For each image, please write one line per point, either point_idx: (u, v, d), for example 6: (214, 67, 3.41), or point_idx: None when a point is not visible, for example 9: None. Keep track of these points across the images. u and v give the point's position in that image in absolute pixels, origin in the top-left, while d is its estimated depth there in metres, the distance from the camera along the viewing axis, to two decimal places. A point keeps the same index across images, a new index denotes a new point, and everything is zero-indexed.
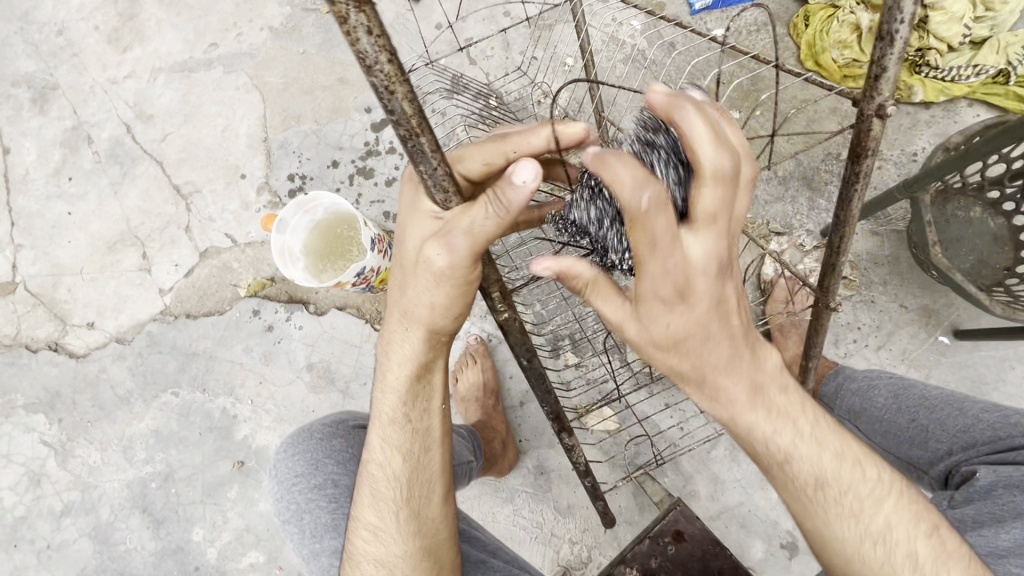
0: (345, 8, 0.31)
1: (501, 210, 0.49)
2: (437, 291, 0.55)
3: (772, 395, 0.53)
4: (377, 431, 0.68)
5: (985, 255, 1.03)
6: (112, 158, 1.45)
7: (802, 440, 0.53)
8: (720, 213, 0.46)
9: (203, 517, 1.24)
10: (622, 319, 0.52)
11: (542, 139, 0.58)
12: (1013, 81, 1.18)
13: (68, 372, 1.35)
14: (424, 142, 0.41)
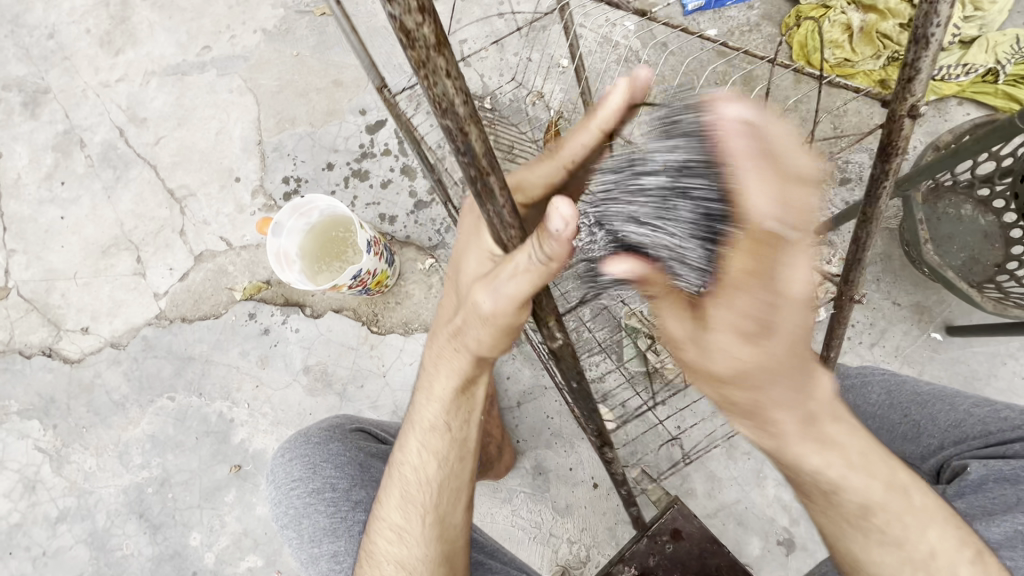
0: (423, 51, 0.29)
1: (545, 260, 0.46)
2: (486, 328, 0.55)
3: (824, 424, 0.50)
4: (416, 434, 0.68)
5: (977, 252, 1.04)
6: (105, 162, 1.45)
7: (852, 472, 0.51)
8: (815, 211, 0.41)
9: (201, 521, 1.24)
10: (683, 334, 0.46)
11: (589, 140, 0.56)
12: (1002, 80, 1.19)
13: (62, 377, 1.34)
14: (495, 184, 0.39)
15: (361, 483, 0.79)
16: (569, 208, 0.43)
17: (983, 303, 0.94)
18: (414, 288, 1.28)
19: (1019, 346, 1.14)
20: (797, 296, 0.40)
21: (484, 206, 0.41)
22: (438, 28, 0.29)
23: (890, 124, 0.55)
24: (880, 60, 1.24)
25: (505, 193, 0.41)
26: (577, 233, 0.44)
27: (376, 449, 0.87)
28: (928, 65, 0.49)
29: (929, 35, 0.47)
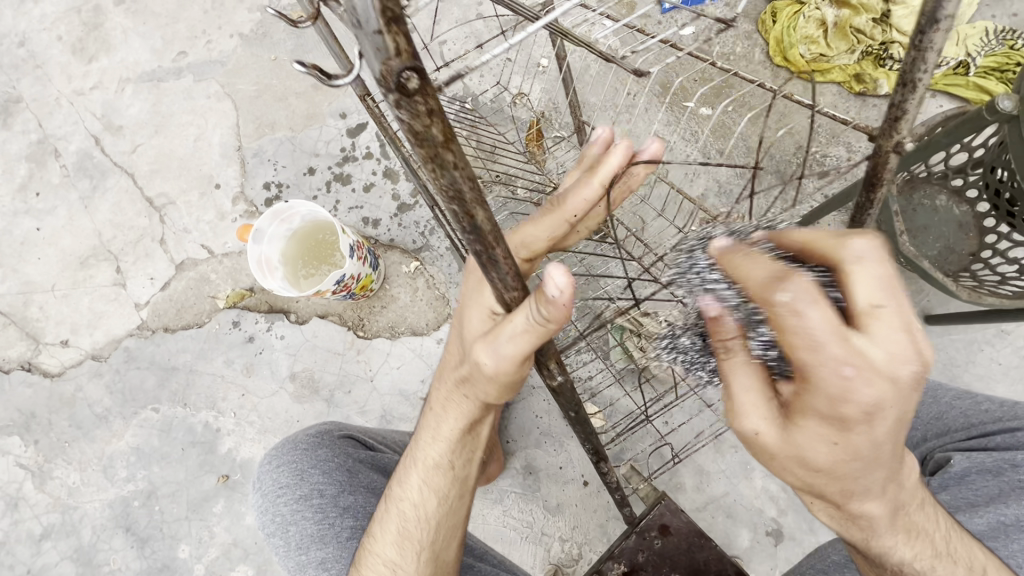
0: (431, 148, 0.29)
1: (543, 320, 0.47)
2: (490, 381, 0.57)
3: (910, 514, 0.53)
4: (418, 471, 0.67)
5: (953, 243, 1.06)
6: (81, 171, 1.42)
7: (939, 560, 0.54)
8: (885, 301, 0.40)
9: (189, 533, 1.22)
10: (760, 429, 0.48)
11: (593, 193, 0.60)
12: (973, 73, 1.22)
13: (42, 392, 1.31)
14: (499, 256, 0.40)
15: (348, 489, 0.79)
16: (565, 276, 0.45)
17: (957, 291, 0.96)
18: (400, 292, 1.28)
19: (995, 333, 1.17)
20: (883, 387, 0.40)
21: (488, 274, 0.42)
22: (447, 125, 0.29)
23: (876, 158, 0.53)
24: (853, 55, 1.27)
25: (509, 263, 0.42)
26: (574, 299, 0.46)
27: (364, 455, 0.86)
28: (914, 108, 0.47)
29: (918, 79, 0.45)
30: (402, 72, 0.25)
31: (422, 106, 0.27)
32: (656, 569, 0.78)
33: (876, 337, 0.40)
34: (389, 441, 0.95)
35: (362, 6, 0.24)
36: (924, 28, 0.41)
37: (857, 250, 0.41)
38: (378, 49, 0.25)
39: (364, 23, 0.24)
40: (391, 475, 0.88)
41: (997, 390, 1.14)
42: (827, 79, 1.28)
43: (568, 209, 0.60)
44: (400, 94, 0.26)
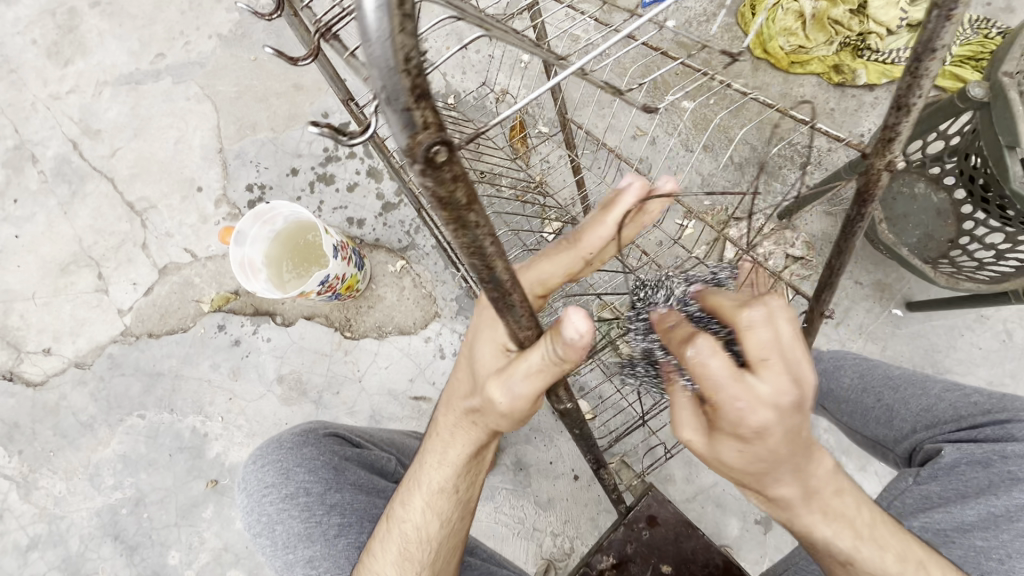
0: (455, 212, 0.29)
1: (558, 358, 0.48)
2: (500, 415, 0.56)
3: (828, 496, 0.53)
4: (422, 494, 0.66)
5: (931, 230, 1.08)
6: (59, 177, 1.40)
7: (862, 542, 0.55)
8: (770, 352, 0.45)
9: (179, 539, 1.21)
10: (691, 439, 0.51)
11: (608, 231, 0.60)
12: (949, 61, 1.24)
13: (25, 402, 1.30)
14: (515, 301, 0.40)
15: (334, 486, 0.78)
16: (583, 318, 0.45)
17: (936, 276, 0.98)
18: (386, 291, 1.27)
19: (975, 318, 1.18)
20: (769, 416, 0.44)
21: (504, 317, 0.43)
22: (471, 190, 0.29)
23: (867, 176, 0.53)
24: (832, 47, 1.28)
25: (525, 306, 0.42)
26: (591, 340, 0.47)
27: (351, 452, 0.85)
28: (908, 129, 0.48)
29: (912, 103, 0.45)
30: (430, 147, 0.25)
31: (447, 177, 0.27)
32: (645, 561, 0.79)
33: (765, 377, 0.45)
34: (377, 439, 0.94)
35: (393, 91, 0.24)
36: (920, 57, 0.42)
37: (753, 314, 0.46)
38: (406, 127, 0.25)
39: (396, 104, 0.24)
40: (380, 472, 0.87)
41: (978, 374, 1.16)
42: (807, 71, 1.30)
43: (584, 246, 0.60)
44: (427, 165, 0.26)
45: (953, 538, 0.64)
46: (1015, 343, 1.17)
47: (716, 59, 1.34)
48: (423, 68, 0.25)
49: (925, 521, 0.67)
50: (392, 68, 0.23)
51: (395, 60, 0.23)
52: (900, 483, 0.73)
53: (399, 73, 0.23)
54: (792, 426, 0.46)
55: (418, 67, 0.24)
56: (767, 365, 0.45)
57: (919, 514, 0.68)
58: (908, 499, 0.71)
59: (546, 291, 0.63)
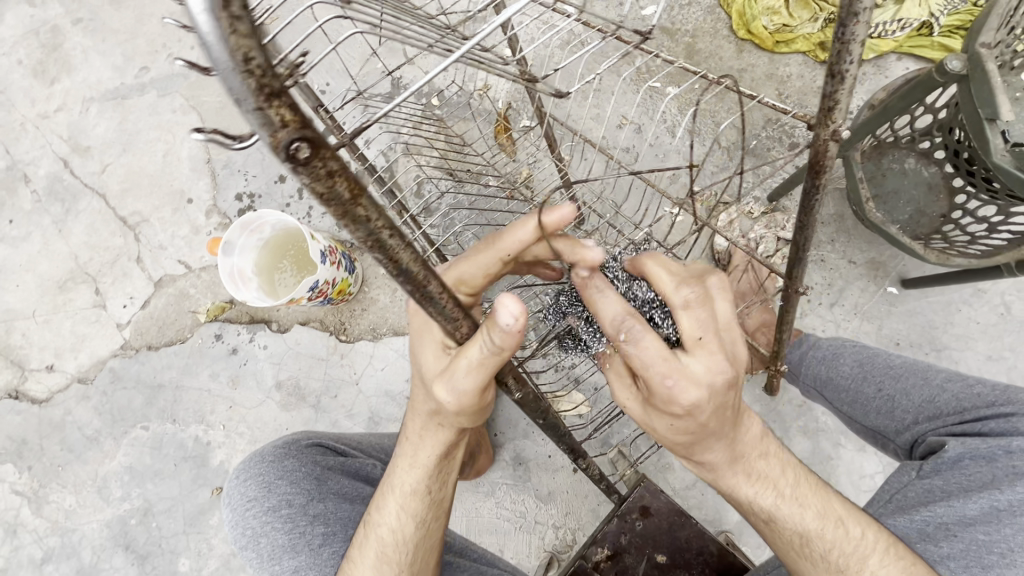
0: (339, 208, 0.31)
1: (498, 346, 0.48)
2: (459, 413, 0.57)
3: (753, 460, 0.61)
4: (395, 497, 0.65)
5: (923, 206, 1.06)
6: (52, 196, 1.41)
7: (784, 501, 0.61)
8: (705, 334, 0.55)
9: (188, 546, 1.23)
10: (627, 403, 0.60)
11: (529, 233, 0.58)
12: (937, 32, 1.21)
13: (32, 419, 1.31)
14: (433, 291, 0.41)
15: (318, 496, 0.75)
16: (516, 304, 0.46)
17: (925, 254, 0.98)
18: (379, 293, 1.28)
19: (972, 292, 1.17)
20: (700, 392, 0.53)
21: (427, 308, 0.43)
22: (353, 182, 0.31)
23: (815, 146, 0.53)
24: (817, 24, 1.26)
25: (447, 295, 0.43)
26: (526, 326, 0.47)
27: (335, 460, 0.81)
28: (846, 97, 0.47)
29: (845, 70, 0.45)
30: (292, 144, 0.27)
31: (322, 169, 0.29)
32: (639, 551, 0.79)
33: (697, 357, 0.54)
34: (363, 445, 0.90)
35: (239, 92, 0.26)
36: (844, 21, 0.42)
37: (682, 297, 0.56)
38: (266, 125, 0.27)
39: (247, 105, 0.26)
40: (366, 479, 0.83)
41: (977, 349, 1.15)
42: (792, 51, 1.28)
43: (502, 246, 0.59)
44: (295, 164, 0.28)
45: (953, 532, 0.61)
46: (1014, 316, 1.16)
47: (700, 44, 1.32)
48: (274, 70, 0.26)
49: (926, 515, 0.64)
50: (234, 72, 0.25)
51: (235, 61, 0.25)
52: (901, 477, 0.72)
53: (243, 74, 0.25)
54: (717, 402, 0.54)
55: (263, 67, 0.26)
56: (698, 346, 0.54)
57: (917, 506, 0.66)
58: (907, 491, 0.69)
59: (472, 290, 0.62)
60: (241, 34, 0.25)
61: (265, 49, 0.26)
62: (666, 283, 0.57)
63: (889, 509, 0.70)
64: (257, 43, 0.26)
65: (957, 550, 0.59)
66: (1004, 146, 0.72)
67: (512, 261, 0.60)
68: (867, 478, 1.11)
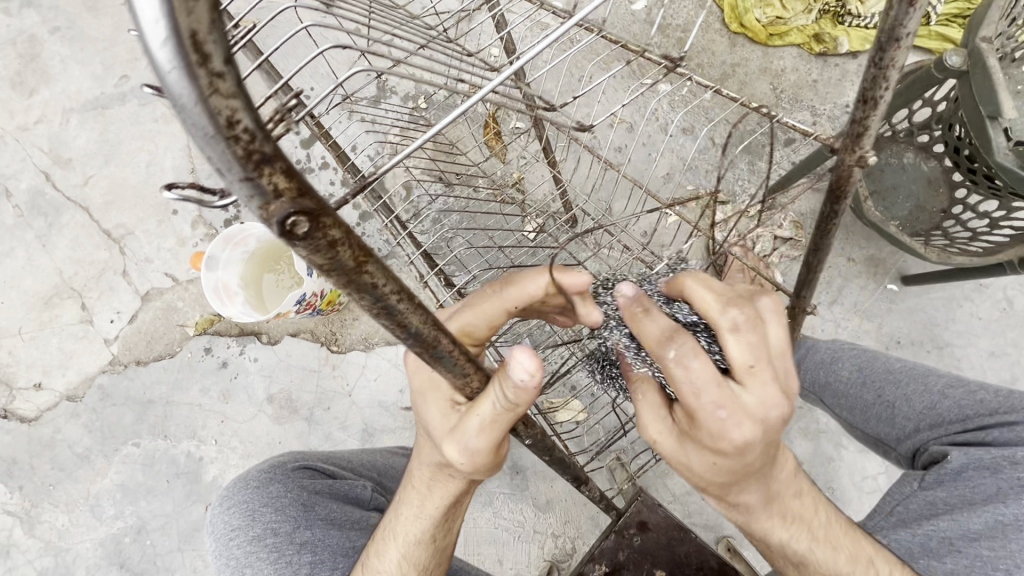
0: (339, 278, 0.29)
1: (510, 402, 0.47)
2: (468, 467, 0.54)
3: (788, 501, 0.55)
4: (397, 544, 0.62)
5: (923, 202, 1.04)
6: (35, 210, 1.39)
7: (817, 543, 0.55)
8: (756, 362, 0.47)
9: (183, 564, 1.22)
10: (659, 438, 0.51)
11: (540, 288, 0.57)
12: (935, 22, 1.18)
13: (21, 438, 1.29)
14: (444, 351, 0.39)
15: (304, 523, 0.73)
16: (530, 357, 0.45)
17: (926, 253, 0.99)
18: None
19: (973, 287, 1.15)
20: (751, 430, 0.46)
21: (436, 368, 0.41)
22: (358, 249, 0.28)
23: (839, 170, 0.58)
24: (812, 15, 1.23)
25: (458, 352, 0.40)
26: (541, 382, 0.46)
27: (322, 483, 0.79)
28: (876, 122, 0.53)
29: (878, 96, 0.51)
30: (286, 217, 0.25)
31: (324, 240, 0.26)
32: (638, 567, 0.77)
33: (752, 387, 0.46)
34: (354, 466, 0.88)
35: (223, 160, 0.23)
36: (885, 45, 0.47)
37: (728, 320, 0.48)
38: (254, 196, 0.24)
39: (233, 173, 0.24)
40: (356, 503, 0.80)
41: (979, 345, 1.13)
42: (786, 44, 1.25)
43: (507, 298, 0.57)
44: (289, 237, 0.25)
45: (957, 547, 0.59)
46: (1016, 311, 1.14)
47: (692, 38, 1.29)
48: (264, 131, 0.24)
49: (928, 529, 0.62)
50: (214, 138, 0.23)
51: (216, 127, 0.22)
52: (901, 488, 0.69)
53: (225, 141, 0.23)
54: (771, 436, 0.47)
55: (251, 132, 0.23)
56: (752, 376, 0.47)
57: (920, 520, 0.64)
58: (909, 503, 0.67)
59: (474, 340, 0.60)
60: (223, 95, 0.22)
61: (254, 111, 0.23)
62: (705, 302, 0.49)
63: (891, 522, 0.67)
64: (243, 104, 0.23)
65: (960, 566, 0.57)
66: (1007, 145, 0.70)
67: (520, 312, 0.58)
68: (869, 479, 1.10)
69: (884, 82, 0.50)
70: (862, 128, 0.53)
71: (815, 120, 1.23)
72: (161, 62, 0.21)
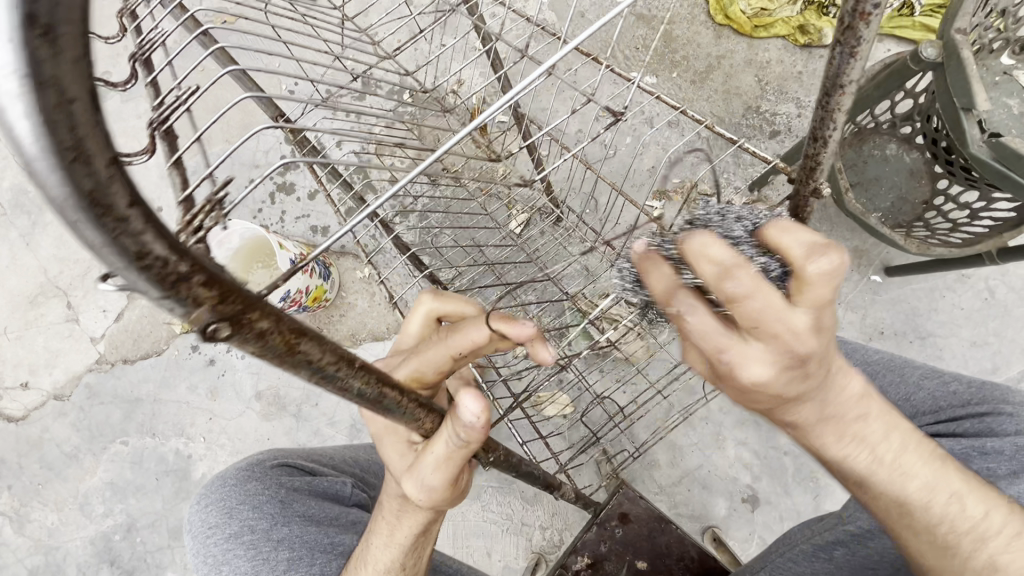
0: (263, 356, 0.28)
1: (461, 440, 0.47)
2: (427, 503, 0.54)
3: (851, 420, 0.47)
4: (369, 572, 0.62)
5: (905, 192, 1.03)
6: (18, 209, 1.37)
7: (883, 468, 0.47)
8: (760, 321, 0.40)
9: (174, 560, 1.22)
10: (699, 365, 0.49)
11: (484, 334, 0.56)
12: (918, 12, 1.18)
13: (10, 437, 1.29)
14: (391, 403, 0.39)
15: (282, 520, 0.73)
16: (476, 400, 0.46)
17: (907, 243, 0.98)
18: (357, 297, 1.26)
19: (955, 278, 1.16)
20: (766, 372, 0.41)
21: (386, 419, 0.41)
22: (289, 331, 0.28)
23: (797, 200, 0.59)
24: (796, 6, 1.23)
25: (405, 404, 0.40)
26: (490, 421, 0.46)
27: (302, 481, 0.79)
28: (828, 157, 0.54)
29: (827, 135, 0.52)
30: (209, 322, 0.25)
31: (252, 332, 0.27)
32: (619, 558, 0.79)
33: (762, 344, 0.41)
34: (334, 464, 0.88)
35: (141, 286, 0.23)
36: (832, 92, 0.47)
37: (819, 266, 0.40)
38: (175, 307, 0.24)
39: (152, 295, 0.23)
40: (336, 499, 0.81)
41: (961, 335, 1.14)
42: (771, 35, 1.25)
43: (450, 341, 0.56)
44: (217, 339, 0.26)
45: None
46: (998, 301, 1.15)
47: (676, 30, 1.28)
48: (176, 251, 0.23)
49: None
50: (130, 271, 0.22)
51: (129, 261, 0.22)
52: None
53: (138, 270, 0.22)
54: (794, 373, 0.42)
55: (163, 258, 0.22)
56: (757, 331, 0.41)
57: None
58: None
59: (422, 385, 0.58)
60: (133, 234, 0.21)
61: (165, 238, 0.22)
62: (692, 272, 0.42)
63: None
64: (154, 237, 0.22)
65: None
66: (982, 136, 0.70)
67: (463, 360, 0.56)
68: None
69: (832, 122, 0.50)
70: (814, 162, 0.54)
71: (800, 110, 1.23)
72: (65, 216, 0.20)
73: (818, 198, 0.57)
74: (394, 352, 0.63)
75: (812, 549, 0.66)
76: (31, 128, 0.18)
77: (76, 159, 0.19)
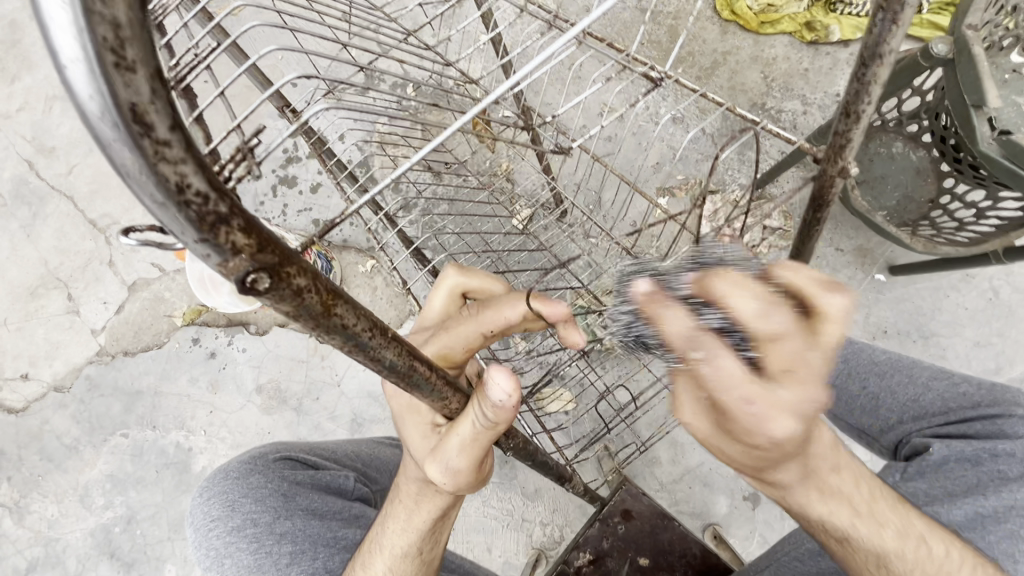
0: (299, 316, 0.28)
1: (490, 421, 0.47)
2: (451, 486, 0.53)
3: (824, 473, 0.50)
4: (383, 558, 0.61)
5: (912, 191, 1.02)
6: (18, 199, 1.37)
7: (859, 518, 0.50)
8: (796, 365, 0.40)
9: (174, 553, 1.22)
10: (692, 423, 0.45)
11: (518, 313, 0.57)
12: (926, 10, 1.18)
13: (10, 428, 1.29)
14: (421, 377, 0.38)
15: (284, 513, 0.73)
16: (507, 378, 0.45)
17: (912, 243, 1.04)
18: (359, 291, 1.25)
19: (960, 278, 1.16)
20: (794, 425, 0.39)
21: (415, 394, 0.41)
22: (326, 292, 0.28)
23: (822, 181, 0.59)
24: (803, 3, 1.22)
25: (435, 380, 0.40)
26: (520, 402, 0.46)
27: (305, 475, 0.79)
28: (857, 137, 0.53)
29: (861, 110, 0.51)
30: (247, 273, 0.25)
31: (289, 289, 0.26)
32: (622, 554, 0.78)
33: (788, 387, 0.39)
34: (337, 457, 0.88)
35: (177, 224, 0.23)
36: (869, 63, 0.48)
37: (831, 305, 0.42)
38: (213, 254, 0.24)
39: (190, 236, 0.24)
40: (339, 492, 0.81)
41: (965, 335, 1.14)
42: (777, 32, 1.24)
43: (483, 318, 0.57)
44: (253, 293, 0.25)
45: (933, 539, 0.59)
46: (1002, 301, 1.14)
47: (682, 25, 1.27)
48: (215, 191, 0.23)
49: None
50: (164, 205, 0.22)
51: (166, 193, 0.22)
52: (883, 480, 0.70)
53: (175, 206, 0.23)
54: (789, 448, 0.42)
55: (203, 195, 0.23)
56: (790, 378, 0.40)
57: None
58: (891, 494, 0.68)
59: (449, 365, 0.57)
60: (171, 160, 0.22)
61: (205, 171, 0.23)
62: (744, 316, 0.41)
63: None
64: (193, 167, 0.22)
65: None
66: (991, 134, 0.70)
67: (496, 338, 0.57)
68: None
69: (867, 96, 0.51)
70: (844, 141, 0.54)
71: (806, 108, 1.22)
72: (103, 132, 0.21)
73: (844, 178, 0.57)
74: (418, 327, 0.63)
75: (817, 548, 0.66)
76: (73, 20, 0.20)
77: (119, 65, 0.20)
